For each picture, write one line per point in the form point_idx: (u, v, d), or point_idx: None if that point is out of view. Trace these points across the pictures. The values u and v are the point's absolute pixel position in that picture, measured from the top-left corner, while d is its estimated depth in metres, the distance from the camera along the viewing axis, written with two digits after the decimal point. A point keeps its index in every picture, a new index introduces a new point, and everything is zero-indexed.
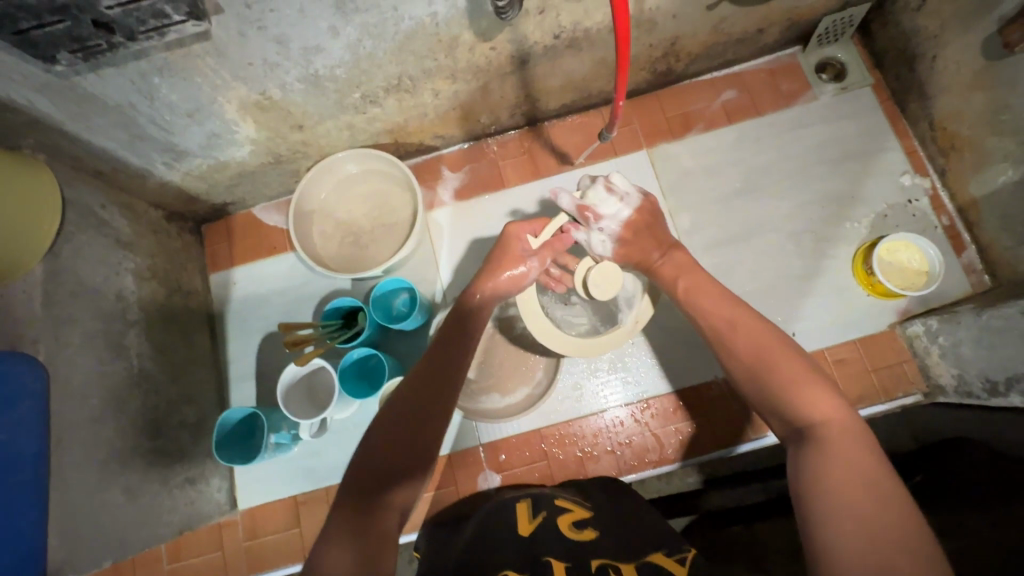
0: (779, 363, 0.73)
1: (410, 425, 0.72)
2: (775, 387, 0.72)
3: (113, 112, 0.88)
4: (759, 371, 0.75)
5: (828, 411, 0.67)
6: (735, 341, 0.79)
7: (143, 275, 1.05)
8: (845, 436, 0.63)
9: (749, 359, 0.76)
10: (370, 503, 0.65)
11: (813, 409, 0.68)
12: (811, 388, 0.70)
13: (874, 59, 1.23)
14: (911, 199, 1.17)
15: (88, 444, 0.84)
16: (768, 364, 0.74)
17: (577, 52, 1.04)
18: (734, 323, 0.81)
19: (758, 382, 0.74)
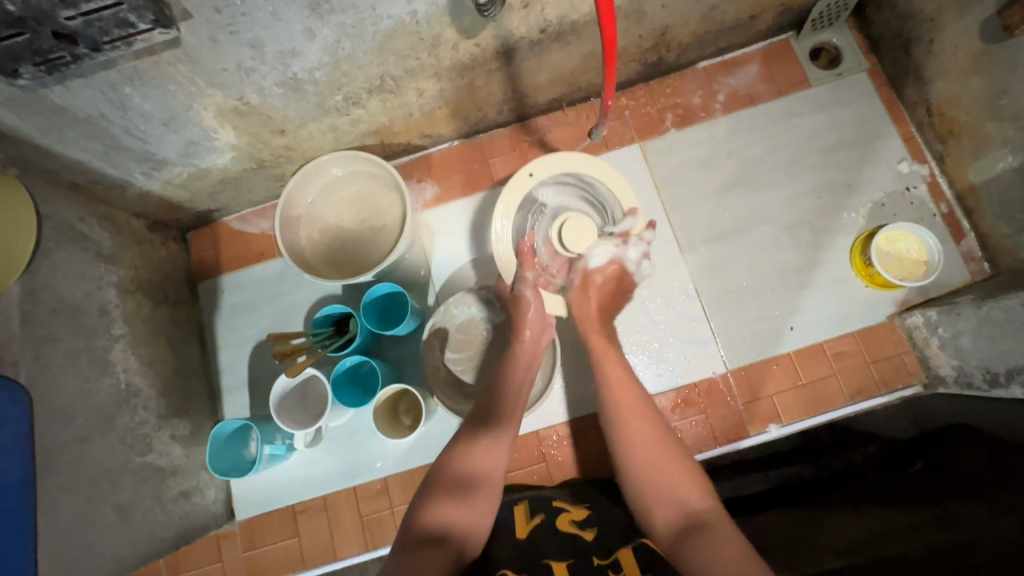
0: (656, 457, 0.76)
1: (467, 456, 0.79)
2: (655, 480, 0.74)
3: (86, 124, 0.85)
4: (641, 453, 0.77)
5: (700, 500, 0.71)
6: (618, 428, 0.81)
7: (128, 288, 1.02)
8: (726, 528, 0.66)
9: (633, 444, 0.78)
10: (431, 520, 0.71)
11: (690, 495, 0.71)
12: (680, 476, 0.73)
13: (869, 42, 1.20)
14: (909, 187, 1.15)
15: (77, 466, 0.82)
16: (647, 451, 0.76)
17: (565, 45, 1.01)
18: (620, 407, 0.83)
19: (644, 470, 0.75)
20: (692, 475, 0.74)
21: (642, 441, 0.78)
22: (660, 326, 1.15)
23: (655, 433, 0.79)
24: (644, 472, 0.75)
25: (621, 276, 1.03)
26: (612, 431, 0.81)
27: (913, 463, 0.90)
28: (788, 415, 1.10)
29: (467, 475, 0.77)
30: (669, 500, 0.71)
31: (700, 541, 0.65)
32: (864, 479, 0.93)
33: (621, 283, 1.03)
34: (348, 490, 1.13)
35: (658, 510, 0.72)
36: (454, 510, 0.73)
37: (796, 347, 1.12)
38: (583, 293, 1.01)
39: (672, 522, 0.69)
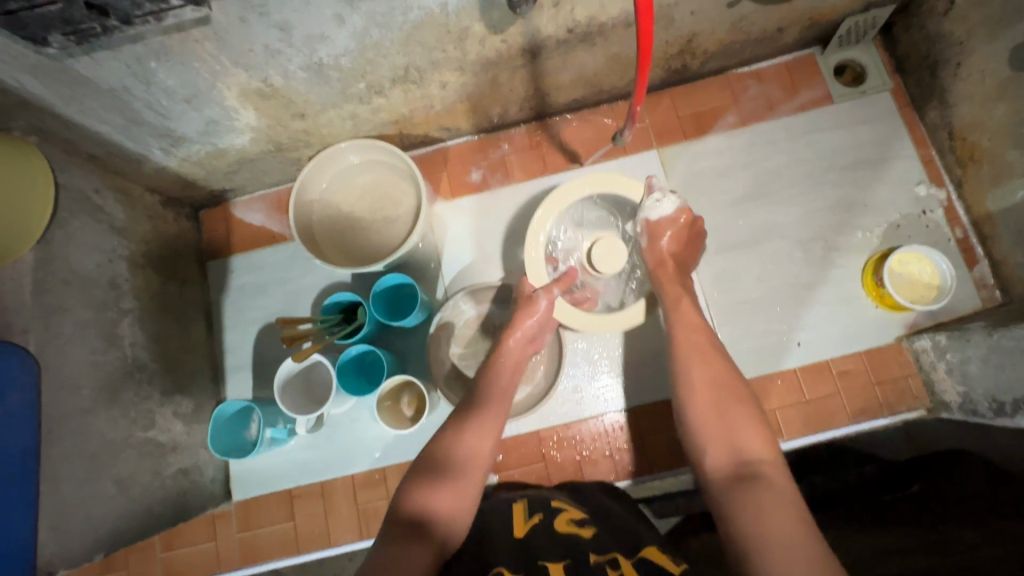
0: (721, 407, 0.78)
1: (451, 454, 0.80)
2: (714, 420, 0.77)
3: (108, 95, 0.85)
4: (708, 399, 0.79)
5: (756, 447, 0.73)
6: (687, 367, 0.84)
7: (139, 262, 1.02)
8: (778, 477, 0.69)
9: (698, 389, 0.81)
10: (412, 505, 0.72)
11: (749, 444, 0.73)
12: (741, 426, 0.75)
13: (894, 62, 1.20)
14: (925, 211, 1.14)
15: (79, 437, 0.82)
16: (715, 400, 0.79)
17: (591, 47, 1.01)
18: (688, 356, 0.86)
19: (706, 412, 0.78)
20: (756, 421, 0.76)
21: (710, 393, 0.80)
22: None
23: (719, 382, 0.81)
24: (705, 415, 0.78)
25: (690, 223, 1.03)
26: (680, 375, 0.84)
27: (908, 488, 0.95)
28: (789, 430, 1.10)
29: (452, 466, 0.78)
30: (726, 442, 0.74)
31: (751, 481, 0.68)
32: (857, 503, 0.96)
33: (692, 230, 1.02)
34: (346, 477, 1.13)
35: (712, 449, 0.75)
36: (443, 501, 0.74)
37: (803, 363, 1.12)
38: (655, 243, 1.01)
39: (722, 462, 0.73)
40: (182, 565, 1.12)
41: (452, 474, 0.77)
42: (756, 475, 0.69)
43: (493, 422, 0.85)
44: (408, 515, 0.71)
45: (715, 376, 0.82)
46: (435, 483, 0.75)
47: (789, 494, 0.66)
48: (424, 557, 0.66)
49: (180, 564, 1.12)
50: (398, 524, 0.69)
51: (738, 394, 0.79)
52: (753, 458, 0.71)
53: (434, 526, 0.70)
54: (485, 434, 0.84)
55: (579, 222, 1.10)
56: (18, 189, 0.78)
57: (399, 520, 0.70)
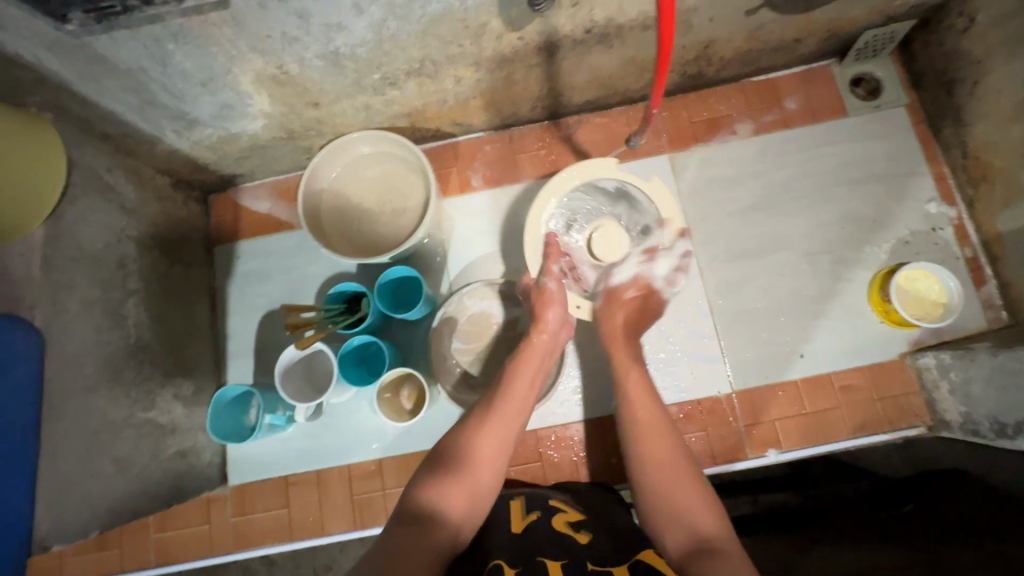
0: (672, 484, 0.79)
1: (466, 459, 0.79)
2: (668, 501, 0.78)
3: (125, 75, 0.85)
4: (660, 475, 0.81)
5: (711, 524, 0.74)
6: (636, 448, 0.85)
7: (147, 243, 1.03)
8: (736, 554, 0.69)
9: (653, 466, 0.82)
10: (428, 499, 0.73)
11: (703, 522, 0.74)
12: (696, 502, 0.76)
13: (911, 78, 1.19)
14: (935, 228, 1.14)
15: (80, 413, 0.83)
16: (668, 477, 0.80)
17: (607, 48, 1.01)
18: (642, 431, 0.86)
19: (660, 494, 0.79)
20: (710, 499, 0.77)
21: (660, 469, 0.81)
22: (672, 342, 1.15)
23: (674, 459, 0.82)
24: (661, 492, 0.79)
25: (648, 293, 1.06)
26: (633, 459, 0.85)
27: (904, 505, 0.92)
28: (788, 441, 1.09)
29: (472, 466, 0.79)
30: (682, 524, 0.75)
31: (711, 561, 0.68)
32: (855, 513, 0.94)
33: (650, 299, 1.06)
34: (342, 467, 1.13)
35: (669, 531, 0.76)
36: (455, 496, 0.75)
37: (805, 375, 1.12)
38: (612, 309, 1.03)
39: (680, 541, 0.73)
40: (175, 546, 1.12)
41: (466, 475, 0.78)
42: (716, 554, 0.69)
43: (515, 420, 0.86)
44: (420, 508, 0.72)
45: (671, 455, 0.83)
46: (449, 480, 0.77)
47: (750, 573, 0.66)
48: (433, 550, 0.67)
49: (173, 546, 1.13)
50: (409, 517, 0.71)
51: (686, 472, 0.81)
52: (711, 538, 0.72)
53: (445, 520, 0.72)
54: (502, 439, 0.83)
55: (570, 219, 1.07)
56: (30, 167, 0.78)
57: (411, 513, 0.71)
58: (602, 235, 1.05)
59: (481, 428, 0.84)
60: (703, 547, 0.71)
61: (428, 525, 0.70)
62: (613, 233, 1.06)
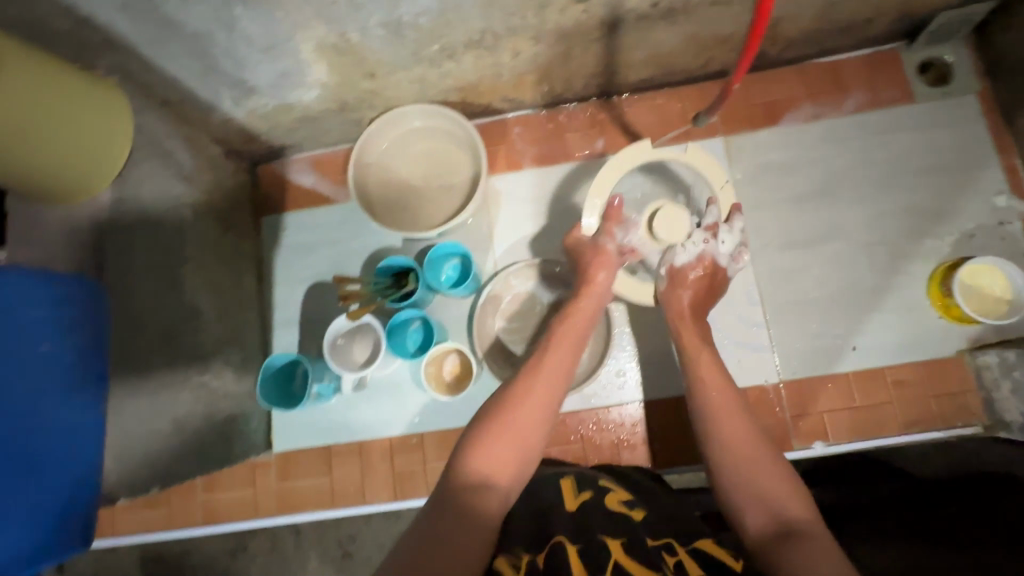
0: (754, 464, 0.76)
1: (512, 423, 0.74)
2: (748, 478, 0.75)
3: (190, 40, 0.85)
4: (740, 452, 0.77)
5: (798, 508, 0.71)
6: (712, 429, 0.81)
7: (201, 210, 1.04)
8: (824, 536, 0.67)
9: (734, 441, 0.79)
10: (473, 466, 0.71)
11: (789, 506, 0.71)
12: (779, 486, 0.73)
13: (985, 64, 1.14)
14: (1003, 222, 1.09)
15: (142, 374, 0.85)
16: (748, 457, 0.76)
17: (670, 24, 0.97)
18: (719, 406, 0.83)
19: (740, 474, 0.76)
20: (790, 480, 0.74)
21: (742, 446, 0.78)
22: (719, 328, 1.12)
23: (753, 438, 0.79)
24: (743, 469, 0.75)
25: (714, 272, 1.00)
26: (710, 431, 0.81)
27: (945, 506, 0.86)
28: (836, 434, 1.07)
29: (520, 427, 0.74)
30: (765, 503, 0.72)
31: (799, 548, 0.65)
32: (892, 509, 0.89)
33: (715, 277, 1.01)
34: (384, 439, 1.15)
35: (751, 511, 0.72)
36: (502, 459, 0.72)
37: (857, 368, 1.09)
38: (676, 292, 0.99)
39: (765, 524, 0.70)
40: (222, 508, 1.15)
41: (512, 436, 0.73)
42: (803, 538, 0.66)
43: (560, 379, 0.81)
44: (464, 477, 0.70)
45: (749, 433, 0.79)
46: (495, 442, 0.73)
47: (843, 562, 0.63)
48: (480, 522, 0.66)
49: (220, 507, 1.16)
50: (459, 487, 0.69)
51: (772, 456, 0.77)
52: (795, 522, 0.69)
53: (494, 488, 0.70)
54: (547, 402, 0.78)
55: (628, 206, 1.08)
56: (93, 129, 0.79)
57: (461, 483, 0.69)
58: (663, 216, 1.02)
59: (528, 383, 0.79)
60: (788, 530, 0.68)
61: (478, 499, 0.68)
62: (676, 216, 1.02)
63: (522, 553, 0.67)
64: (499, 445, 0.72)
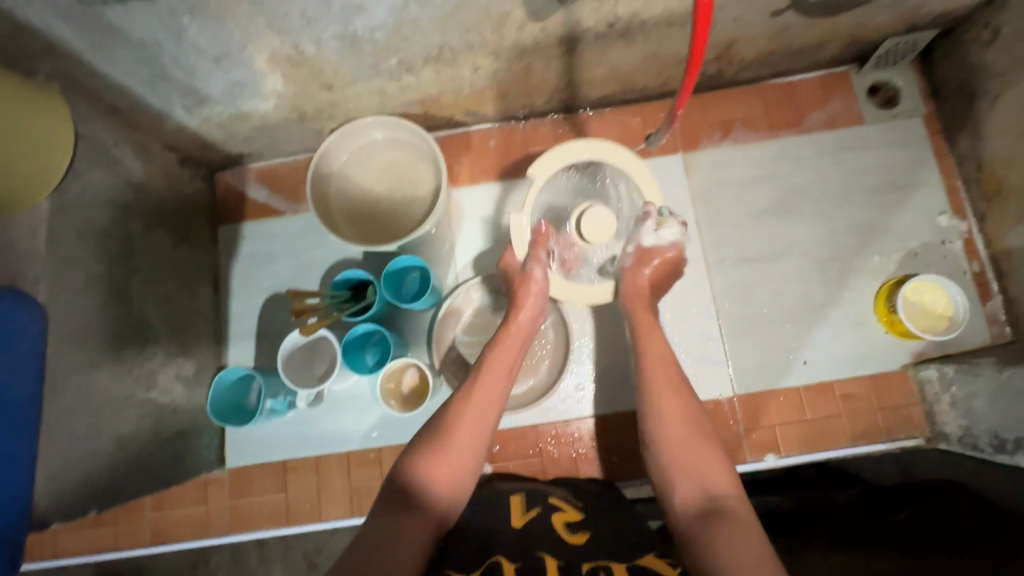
0: (686, 439, 0.79)
1: (447, 454, 0.76)
2: (678, 450, 0.78)
3: (137, 47, 0.82)
4: (674, 424, 0.81)
5: (724, 482, 0.74)
6: (654, 406, 0.83)
7: (152, 220, 1.01)
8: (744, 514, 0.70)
9: (668, 418, 0.82)
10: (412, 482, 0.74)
11: (714, 479, 0.75)
12: (706, 459, 0.77)
13: (930, 88, 1.18)
14: (945, 241, 1.14)
15: (82, 392, 0.82)
16: (680, 431, 0.80)
17: (629, 43, 0.99)
18: (658, 378, 0.86)
19: (671, 445, 0.79)
20: (719, 455, 0.78)
21: (676, 420, 0.81)
22: (677, 342, 1.14)
23: (693, 416, 0.82)
24: (674, 442, 0.79)
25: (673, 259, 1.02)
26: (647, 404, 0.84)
27: (897, 512, 0.91)
28: (787, 447, 1.10)
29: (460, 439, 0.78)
30: (693, 477, 0.75)
31: (718, 521, 0.69)
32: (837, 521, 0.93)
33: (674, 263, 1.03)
34: (341, 454, 1.13)
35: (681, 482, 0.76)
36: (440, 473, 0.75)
37: (808, 382, 1.12)
38: (639, 269, 1.00)
39: (691, 497, 0.74)
40: (172, 526, 1.12)
41: (447, 456, 0.76)
42: (727, 515, 0.70)
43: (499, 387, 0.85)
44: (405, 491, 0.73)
45: (687, 410, 0.82)
46: (434, 457, 0.76)
47: (762, 538, 0.66)
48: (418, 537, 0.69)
49: (169, 525, 1.12)
50: (393, 510, 0.71)
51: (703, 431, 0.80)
52: (722, 499, 0.72)
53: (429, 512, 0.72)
54: (481, 428, 0.80)
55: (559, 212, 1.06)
56: (35, 139, 0.76)
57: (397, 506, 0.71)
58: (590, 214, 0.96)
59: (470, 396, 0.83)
60: (714, 505, 0.72)
61: (411, 524, 0.70)
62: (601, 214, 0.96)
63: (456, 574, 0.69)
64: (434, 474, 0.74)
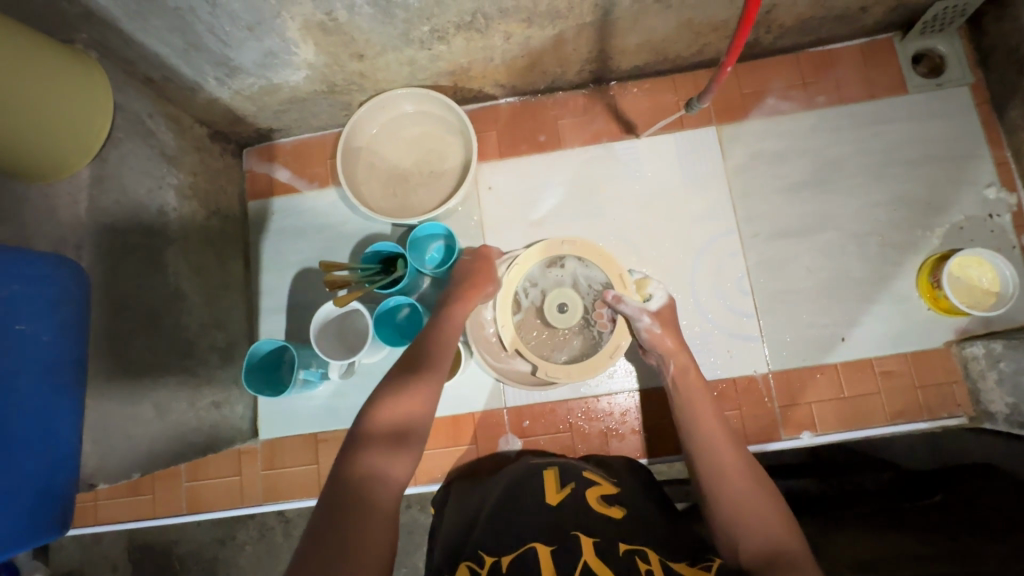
0: (739, 485, 0.78)
1: (377, 463, 0.71)
2: (733, 495, 0.77)
3: (171, 14, 0.82)
4: (728, 467, 0.81)
5: (783, 533, 0.72)
6: (707, 450, 0.84)
7: (185, 192, 1.01)
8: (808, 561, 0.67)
9: (723, 459, 0.82)
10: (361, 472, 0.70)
11: (774, 528, 0.72)
12: (762, 506, 0.75)
13: (979, 54, 1.13)
14: (992, 215, 1.09)
15: (122, 358, 0.83)
16: (731, 472, 0.80)
17: (665, 8, 0.96)
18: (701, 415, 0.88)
19: (731, 483, 0.79)
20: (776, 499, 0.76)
21: (729, 464, 0.81)
22: (709, 317, 1.12)
23: (744, 461, 0.81)
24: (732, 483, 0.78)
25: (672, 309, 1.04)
26: (697, 445, 0.85)
27: (931, 496, 0.92)
28: (824, 425, 1.07)
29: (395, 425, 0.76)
30: (758, 526, 0.73)
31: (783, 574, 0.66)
32: (872, 505, 0.93)
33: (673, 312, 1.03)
34: None
35: (746, 531, 0.73)
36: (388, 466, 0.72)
37: (844, 359, 1.09)
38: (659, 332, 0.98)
39: (759, 548, 0.71)
40: (207, 496, 1.14)
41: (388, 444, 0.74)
42: (790, 565, 0.67)
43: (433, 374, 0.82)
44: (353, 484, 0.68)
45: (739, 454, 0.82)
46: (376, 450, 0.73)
47: None
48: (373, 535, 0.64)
49: (205, 494, 1.15)
50: (336, 507, 0.66)
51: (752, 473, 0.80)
52: (785, 546, 0.70)
53: (378, 498, 0.68)
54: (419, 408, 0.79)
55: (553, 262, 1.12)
56: (69, 106, 0.76)
57: (337, 513, 0.65)
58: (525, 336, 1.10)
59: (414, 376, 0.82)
60: (778, 555, 0.69)
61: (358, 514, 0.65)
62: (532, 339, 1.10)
63: (487, 558, 0.69)
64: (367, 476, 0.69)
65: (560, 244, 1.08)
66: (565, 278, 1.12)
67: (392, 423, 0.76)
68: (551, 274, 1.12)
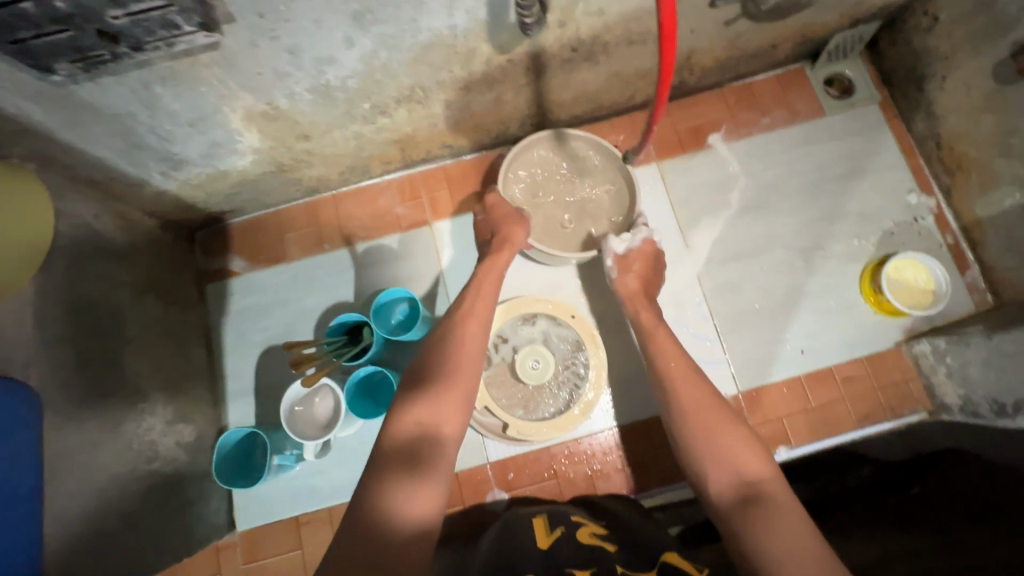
0: (705, 419, 0.78)
1: (403, 491, 0.62)
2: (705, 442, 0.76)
3: (111, 120, 0.83)
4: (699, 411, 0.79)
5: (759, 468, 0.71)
6: (677, 398, 0.82)
7: (139, 288, 1.00)
8: (782, 494, 0.68)
9: (688, 405, 0.81)
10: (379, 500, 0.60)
11: (747, 463, 0.72)
12: (735, 443, 0.74)
13: (882, 75, 1.24)
14: (917, 218, 1.18)
15: (84, 478, 0.79)
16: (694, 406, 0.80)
17: (593, 64, 1.02)
18: (674, 373, 0.86)
19: (699, 422, 0.78)
20: (746, 439, 0.75)
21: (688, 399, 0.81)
22: None
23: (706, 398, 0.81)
24: (697, 419, 0.78)
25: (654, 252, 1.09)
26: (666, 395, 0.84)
27: (910, 488, 0.92)
28: (798, 437, 1.11)
29: (411, 436, 0.67)
30: (727, 466, 0.72)
31: (760, 510, 0.65)
32: (855, 503, 0.94)
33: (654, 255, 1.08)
34: None
35: (715, 474, 0.73)
36: (413, 497, 0.62)
37: (804, 370, 1.14)
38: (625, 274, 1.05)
39: (727, 488, 0.71)
40: None
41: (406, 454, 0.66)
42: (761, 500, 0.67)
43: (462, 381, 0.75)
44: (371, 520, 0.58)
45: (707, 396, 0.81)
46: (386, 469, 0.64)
47: (801, 514, 0.64)
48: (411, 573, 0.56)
49: None
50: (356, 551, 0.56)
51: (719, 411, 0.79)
52: (752, 477, 0.70)
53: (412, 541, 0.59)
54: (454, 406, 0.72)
55: (523, 318, 1.14)
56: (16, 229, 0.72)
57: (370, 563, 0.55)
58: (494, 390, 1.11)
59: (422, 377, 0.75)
60: (749, 487, 0.69)
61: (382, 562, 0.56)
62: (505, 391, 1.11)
63: None
64: (404, 493, 0.61)
65: (532, 300, 1.12)
66: (537, 334, 1.14)
67: (413, 431, 0.68)
68: (521, 331, 1.14)
